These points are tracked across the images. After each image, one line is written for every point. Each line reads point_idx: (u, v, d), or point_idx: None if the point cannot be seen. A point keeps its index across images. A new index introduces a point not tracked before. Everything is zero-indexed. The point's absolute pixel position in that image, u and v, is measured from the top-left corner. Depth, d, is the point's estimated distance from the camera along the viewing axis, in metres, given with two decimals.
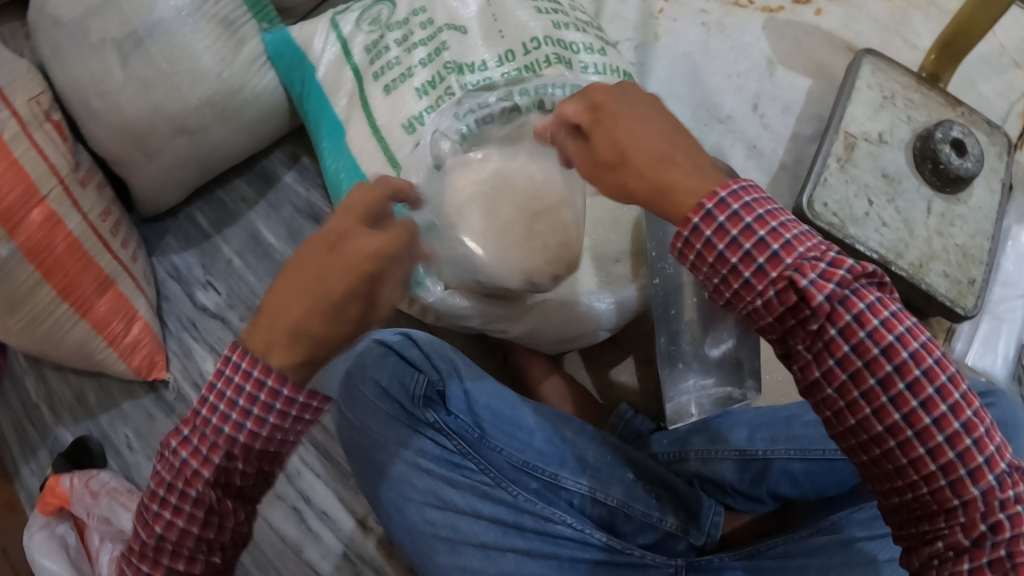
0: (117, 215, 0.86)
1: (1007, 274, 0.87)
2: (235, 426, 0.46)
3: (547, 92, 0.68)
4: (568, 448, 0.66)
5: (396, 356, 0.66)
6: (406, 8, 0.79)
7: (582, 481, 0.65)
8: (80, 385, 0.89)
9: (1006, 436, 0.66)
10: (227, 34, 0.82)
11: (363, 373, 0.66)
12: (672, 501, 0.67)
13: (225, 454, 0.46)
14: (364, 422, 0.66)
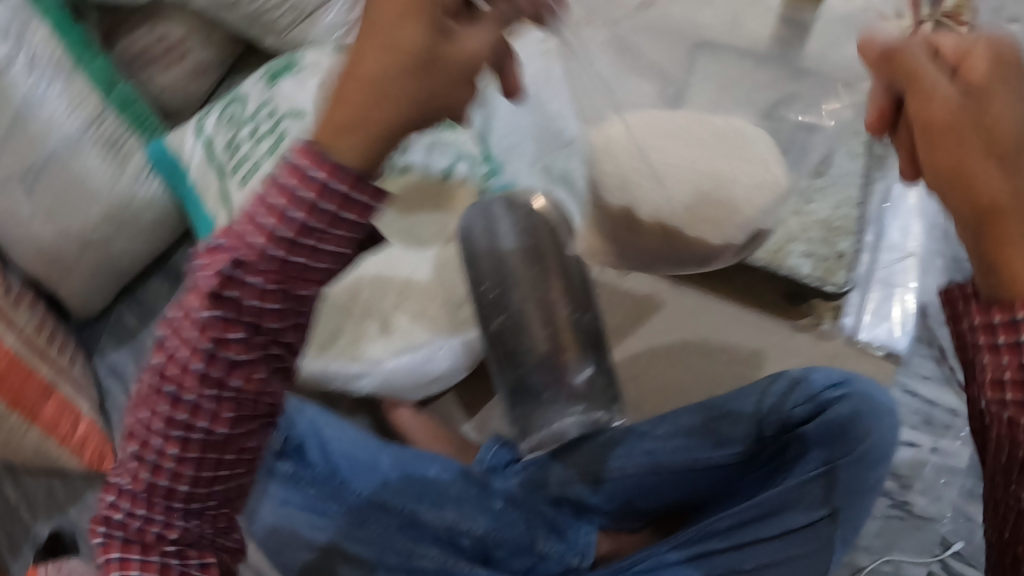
0: (53, 327, 0.95)
1: (890, 240, 0.85)
2: (225, 311, 0.42)
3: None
4: (426, 483, 0.71)
5: None
6: (254, 103, 0.87)
7: (443, 513, 0.69)
8: (49, 481, 0.99)
9: (862, 425, 0.65)
10: (112, 154, 0.92)
11: None
12: (539, 524, 0.71)
13: (232, 286, 0.41)
14: None
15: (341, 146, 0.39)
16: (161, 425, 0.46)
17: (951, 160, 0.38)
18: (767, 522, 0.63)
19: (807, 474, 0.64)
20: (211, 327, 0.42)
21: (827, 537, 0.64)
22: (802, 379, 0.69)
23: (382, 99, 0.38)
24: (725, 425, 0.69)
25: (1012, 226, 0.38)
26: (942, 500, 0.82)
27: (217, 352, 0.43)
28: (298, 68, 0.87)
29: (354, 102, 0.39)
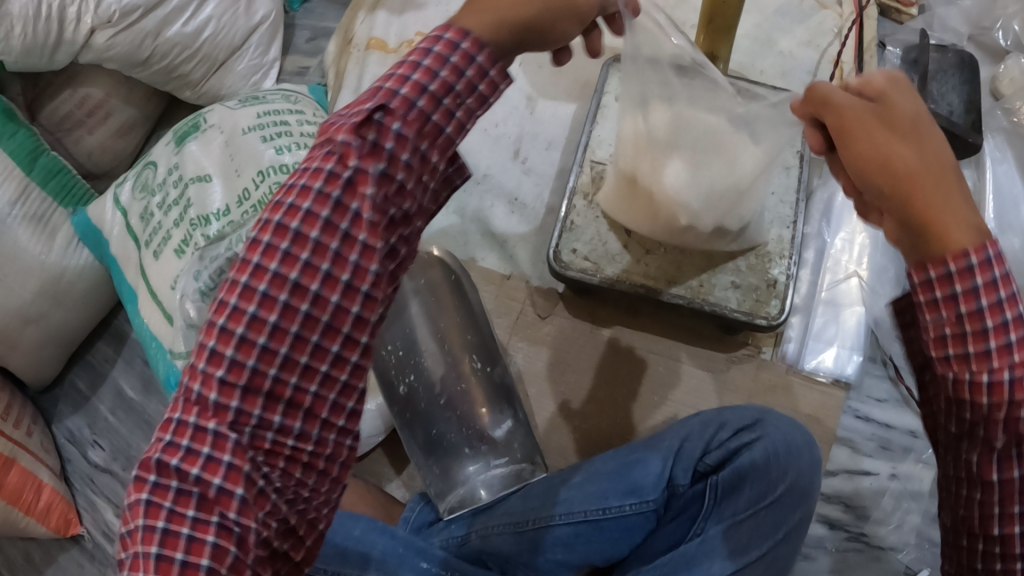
0: (8, 400, 0.97)
1: (834, 255, 0.79)
2: (332, 224, 0.39)
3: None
4: (349, 547, 0.68)
5: None
6: (164, 168, 0.86)
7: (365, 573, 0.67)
8: (26, 547, 1.01)
9: (780, 466, 0.60)
10: (40, 229, 0.92)
11: None
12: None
13: (356, 196, 0.39)
14: None
15: (469, 21, 0.41)
16: (235, 404, 0.40)
17: (890, 131, 0.43)
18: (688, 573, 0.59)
19: (724, 521, 0.60)
20: (303, 251, 0.40)
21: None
22: (715, 422, 0.65)
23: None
24: (635, 471, 0.64)
25: (944, 182, 0.41)
26: (903, 527, 0.76)
27: (305, 340, 0.41)
28: (203, 129, 0.85)
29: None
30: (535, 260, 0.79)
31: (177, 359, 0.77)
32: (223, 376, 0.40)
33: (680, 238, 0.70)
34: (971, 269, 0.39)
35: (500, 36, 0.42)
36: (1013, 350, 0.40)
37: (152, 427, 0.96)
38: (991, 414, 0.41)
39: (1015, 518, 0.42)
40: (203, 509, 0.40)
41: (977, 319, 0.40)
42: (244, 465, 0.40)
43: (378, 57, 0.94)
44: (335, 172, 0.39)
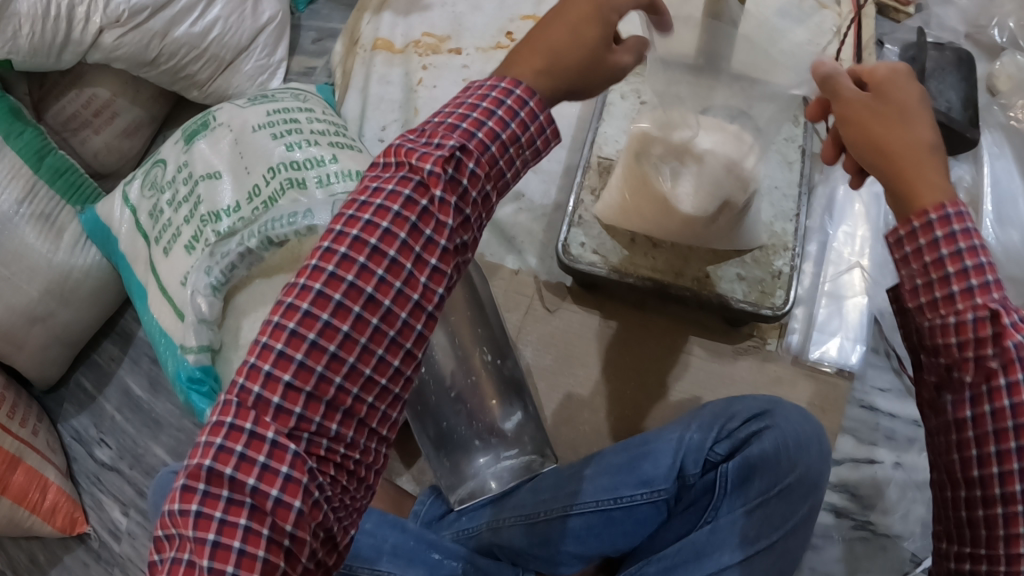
0: (14, 398, 0.97)
1: (836, 249, 0.81)
2: (403, 250, 0.45)
3: (271, 228, 0.75)
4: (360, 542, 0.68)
5: None
6: (174, 166, 0.86)
7: (376, 567, 0.66)
8: (30, 547, 1.01)
9: (789, 457, 0.61)
10: (47, 227, 0.93)
11: None
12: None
13: (427, 225, 0.45)
14: None
15: (525, 74, 0.48)
16: (298, 410, 0.44)
17: (880, 121, 0.49)
18: (698, 563, 0.61)
19: (734, 511, 0.61)
20: (378, 268, 0.45)
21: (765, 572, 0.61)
22: (723, 412, 0.64)
23: (577, 37, 0.47)
24: (644, 463, 0.65)
25: (921, 157, 0.48)
26: (909, 517, 0.77)
27: (371, 350, 0.46)
28: (212, 126, 0.86)
29: (556, 33, 0.47)
30: (543, 255, 0.81)
31: (188, 354, 0.77)
32: (287, 387, 0.44)
33: (696, 239, 0.72)
34: (942, 231, 0.47)
35: (540, 83, 0.48)
36: (975, 295, 0.47)
37: (159, 426, 0.96)
38: (962, 354, 0.48)
39: (991, 458, 0.49)
40: (254, 518, 0.43)
41: (949, 270, 0.47)
42: (302, 476, 0.44)
43: (385, 57, 0.94)
44: (401, 211, 0.45)
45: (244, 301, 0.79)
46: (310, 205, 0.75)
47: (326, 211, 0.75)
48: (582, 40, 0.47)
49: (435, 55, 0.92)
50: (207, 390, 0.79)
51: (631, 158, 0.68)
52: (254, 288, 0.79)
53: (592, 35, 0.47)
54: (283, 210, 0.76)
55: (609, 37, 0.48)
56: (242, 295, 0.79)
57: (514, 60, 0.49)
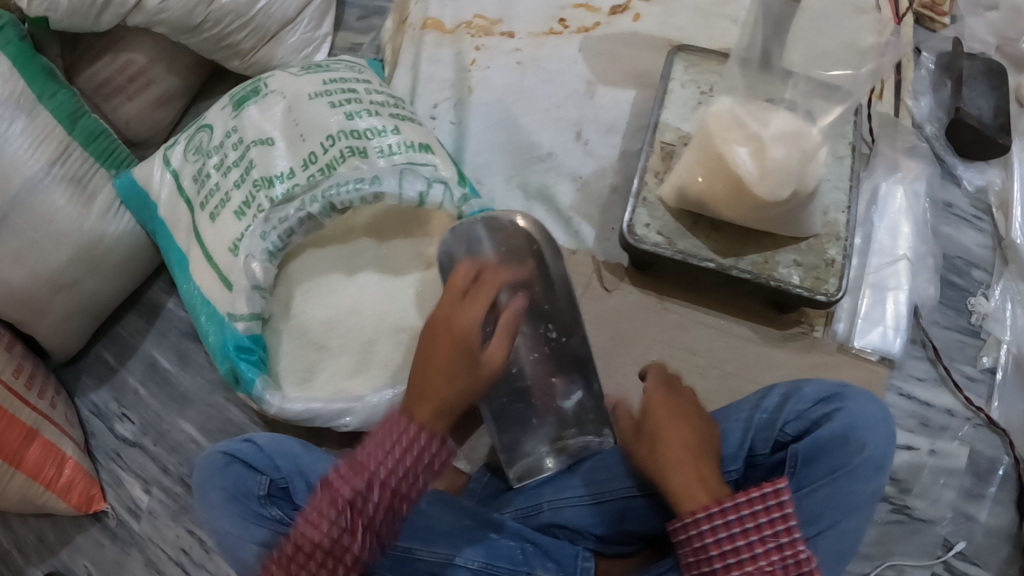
0: (31, 369, 0.93)
1: (880, 243, 0.83)
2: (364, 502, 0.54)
3: (334, 193, 0.72)
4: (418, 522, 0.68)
5: (242, 463, 0.69)
6: (221, 132, 0.84)
7: (436, 549, 0.67)
8: (39, 525, 0.97)
9: (856, 437, 0.63)
10: (79, 191, 0.90)
11: (211, 482, 0.69)
12: (538, 554, 0.68)
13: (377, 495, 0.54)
14: (222, 527, 0.67)
15: (424, 410, 0.57)
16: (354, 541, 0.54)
17: (682, 451, 0.59)
18: None
19: (803, 488, 0.62)
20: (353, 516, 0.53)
21: (827, 556, 0.60)
22: (793, 393, 0.66)
23: (450, 378, 0.58)
24: (715, 442, 0.66)
25: (696, 456, 0.59)
26: (940, 502, 0.81)
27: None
28: (264, 93, 0.84)
29: (440, 347, 0.60)
30: (600, 236, 0.81)
31: (237, 321, 0.74)
32: None
33: (768, 224, 0.72)
34: (733, 513, 0.54)
35: (437, 424, 0.57)
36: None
37: (186, 401, 0.93)
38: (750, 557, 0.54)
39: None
40: None
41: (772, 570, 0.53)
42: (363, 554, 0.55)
43: (434, 37, 0.93)
44: (355, 489, 0.53)
45: (301, 268, 0.77)
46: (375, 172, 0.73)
47: (392, 178, 0.72)
48: (458, 393, 0.58)
49: (488, 37, 0.92)
50: (256, 359, 0.75)
51: (710, 137, 0.69)
52: (311, 260, 0.77)
53: (482, 376, 0.60)
54: (345, 176, 0.73)
55: (477, 350, 0.60)
56: (297, 262, 0.77)
57: (415, 379, 0.58)
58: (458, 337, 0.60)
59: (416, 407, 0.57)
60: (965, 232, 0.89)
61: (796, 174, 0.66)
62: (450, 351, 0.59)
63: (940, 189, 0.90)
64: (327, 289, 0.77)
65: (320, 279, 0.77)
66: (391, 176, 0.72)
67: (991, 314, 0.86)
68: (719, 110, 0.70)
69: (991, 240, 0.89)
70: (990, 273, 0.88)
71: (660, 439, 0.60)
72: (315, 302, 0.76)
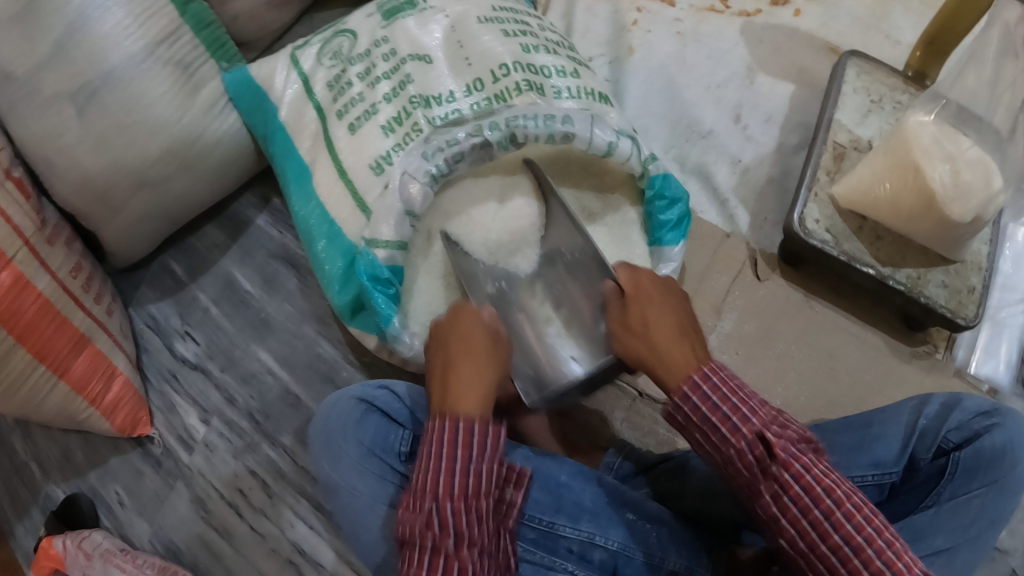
0: (89, 270, 0.83)
1: (1006, 277, 0.85)
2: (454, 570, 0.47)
3: (519, 124, 0.67)
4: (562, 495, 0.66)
5: (380, 414, 0.64)
6: (368, 40, 0.77)
7: (579, 527, 0.65)
8: (66, 441, 0.87)
9: (1013, 454, 0.63)
10: (183, 79, 0.79)
11: (344, 431, 0.62)
12: (673, 538, 0.65)
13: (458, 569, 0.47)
14: (352, 481, 0.61)
15: (466, 374, 0.55)
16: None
17: (677, 339, 0.56)
18: (914, 543, 0.61)
19: (958, 497, 0.63)
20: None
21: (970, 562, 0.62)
22: (954, 405, 0.66)
23: (485, 390, 0.55)
24: (877, 445, 0.65)
25: (683, 338, 0.56)
26: (1017, 534, 0.85)
27: None
28: (422, 7, 0.77)
29: (465, 366, 0.55)
30: (751, 225, 0.79)
31: (377, 248, 0.69)
32: None
33: (935, 242, 0.72)
34: (814, 481, 0.47)
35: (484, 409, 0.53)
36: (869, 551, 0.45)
37: (267, 328, 0.85)
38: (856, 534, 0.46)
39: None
40: None
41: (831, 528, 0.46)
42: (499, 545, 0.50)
43: None
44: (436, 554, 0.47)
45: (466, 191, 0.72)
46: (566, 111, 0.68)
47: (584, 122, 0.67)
48: (488, 371, 0.55)
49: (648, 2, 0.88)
50: (392, 294, 0.70)
51: (912, 151, 0.68)
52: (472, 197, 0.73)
53: (500, 357, 0.58)
54: (525, 110, 0.68)
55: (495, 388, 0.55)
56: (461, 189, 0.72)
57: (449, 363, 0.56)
58: (472, 358, 0.57)
59: (453, 381, 0.54)
60: None
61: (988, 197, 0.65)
62: (482, 342, 0.58)
63: None
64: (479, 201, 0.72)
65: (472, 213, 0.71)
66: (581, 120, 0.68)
67: None
68: (916, 118, 0.69)
69: None
70: None
71: (654, 346, 0.56)
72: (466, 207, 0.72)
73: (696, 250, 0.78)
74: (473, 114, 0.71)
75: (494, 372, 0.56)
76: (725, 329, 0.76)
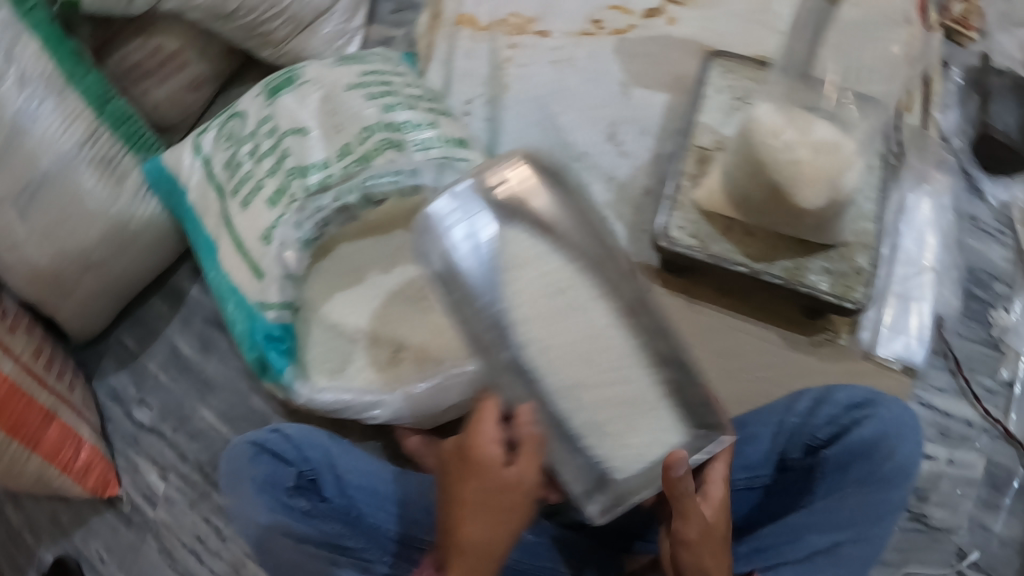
0: (51, 351, 0.92)
1: (907, 253, 0.84)
2: None
3: (371, 184, 0.75)
4: None
5: (271, 454, 0.71)
6: (254, 120, 0.85)
7: None
8: (52, 507, 0.96)
9: (887, 445, 0.64)
10: (108, 172, 0.89)
11: (240, 472, 0.71)
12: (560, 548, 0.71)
13: None
14: (246, 518, 0.68)
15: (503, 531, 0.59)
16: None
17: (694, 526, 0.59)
18: (794, 544, 0.62)
19: (832, 493, 0.63)
20: None
21: (860, 562, 0.60)
22: (825, 398, 0.67)
23: (492, 528, 0.59)
24: (748, 447, 0.67)
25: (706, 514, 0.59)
26: (958, 511, 0.83)
27: None
28: (299, 82, 0.85)
29: (488, 518, 0.59)
30: (630, 237, 0.82)
31: (269, 310, 0.77)
32: None
33: (798, 230, 0.72)
34: None
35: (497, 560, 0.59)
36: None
37: (209, 388, 0.93)
38: None
39: None
40: None
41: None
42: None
43: (469, 33, 0.94)
44: None
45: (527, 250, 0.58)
46: (414, 165, 0.76)
47: (430, 172, 0.76)
48: (502, 514, 0.59)
49: (522, 35, 0.93)
50: (286, 348, 0.78)
51: (754, 147, 0.68)
52: (352, 250, 0.81)
53: (520, 498, 0.59)
54: (380, 169, 0.76)
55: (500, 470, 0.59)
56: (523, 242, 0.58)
57: (479, 529, 0.59)
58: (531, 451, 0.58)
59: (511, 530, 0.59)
60: (992, 247, 0.90)
61: (833, 181, 0.66)
62: (486, 504, 0.59)
63: (964, 203, 0.90)
64: (563, 322, 0.57)
65: (349, 270, 0.80)
66: (430, 169, 0.76)
67: (1012, 328, 0.87)
68: (757, 110, 0.69)
69: (1013, 254, 0.90)
70: (1013, 287, 0.89)
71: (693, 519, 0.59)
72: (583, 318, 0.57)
73: None
74: (340, 179, 0.76)
75: (506, 484, 0.59)
76: None
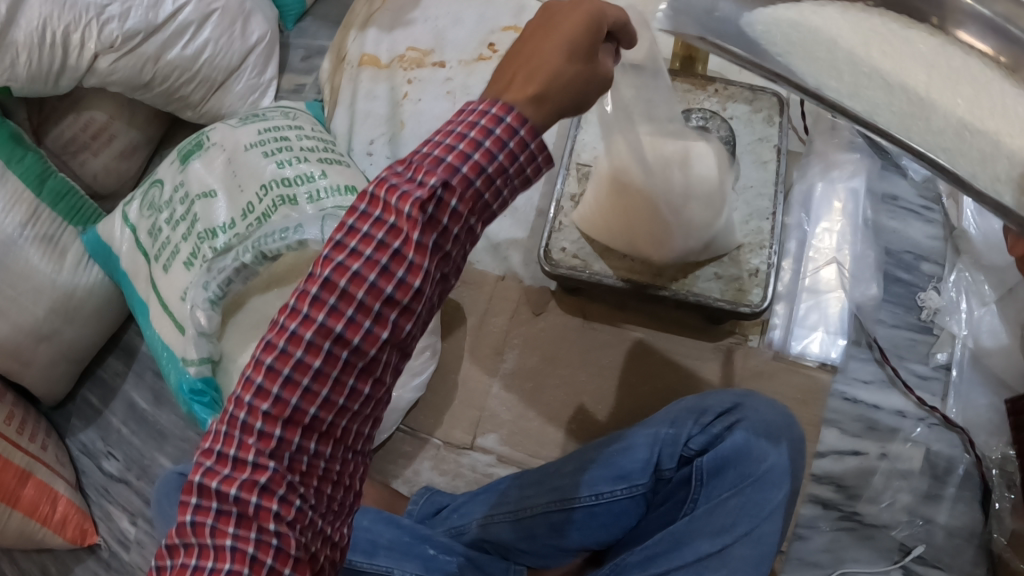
0: (22, 415, 0.98)
1: (790, 253, 0.85)
2: (288, 424, 0.46)
3: (263, 243, 0.79)
4: (357, 535, 0.69)
5: None
6: (170, 186, 0.89)
7: (374, 560, 0.67)
8: (42, 559, 1.01)
9: (760, 447, 0.63)
10: (51, 248, 0.94)
11: (172, 500, 0.77)
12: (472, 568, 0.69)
13: (294, 392, 0.45)
14: None
15: (510, 90, 0.44)
16: (296, 440, 0.46)
17: None
18: (679, 551, 0.62)
19: (711, 500, 0.63)
20: (242, 474, 0.45)
21: (745, 560, 0.61)
22: (697, 407, 0.67)
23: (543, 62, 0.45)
24: (623, 459, 0.67)
25: None
26: (895, 505, 0.78)
27: (258, 472, 0.45)
28: (206, 146, 0.89)
29: (542, 49, 0.44)
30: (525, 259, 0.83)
31: (189, 366, 0.80)
32: (254, 502, 0.45)
33: (673, 250, 0.72)
34: None
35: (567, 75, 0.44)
36: (404, 252, 0.44)
37: (163, 437, 1.01)
38: None
39: None
40: (241, 524, 0.45)
41: (357, 258, 0.44)
42: (280, 488, 0.46)
43: (371, 73, 1.00)
44: (309, 342, 0.45)
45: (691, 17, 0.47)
46: (300, 220, 0.80)
47: (314, 225, 0.80)
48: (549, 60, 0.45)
49: (420, 68, 0.98)
50: (210, 401, 0.82)
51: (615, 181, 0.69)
52: (269, 299, 0.84)
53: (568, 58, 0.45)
54: (275, 225, 0.80)
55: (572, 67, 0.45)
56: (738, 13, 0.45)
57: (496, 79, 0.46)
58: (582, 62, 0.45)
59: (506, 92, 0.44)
60: (914, 225, 0.88)
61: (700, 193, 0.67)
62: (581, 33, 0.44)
63: (880, 181, 0.89)
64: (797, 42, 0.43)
65: (258, 319, 0.83)
66: (313, 223, 0.80)
67: (943, 309, 0.83)
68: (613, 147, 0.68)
69: (942, 230, 0.87)
70: (942, 264, 0.86)
71: None
72: (860, 22, 0.42)
73: (476, 296, 0.88)
74: (238, 240, 0.81)
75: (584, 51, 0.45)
76: (509, 368, 0.85)
